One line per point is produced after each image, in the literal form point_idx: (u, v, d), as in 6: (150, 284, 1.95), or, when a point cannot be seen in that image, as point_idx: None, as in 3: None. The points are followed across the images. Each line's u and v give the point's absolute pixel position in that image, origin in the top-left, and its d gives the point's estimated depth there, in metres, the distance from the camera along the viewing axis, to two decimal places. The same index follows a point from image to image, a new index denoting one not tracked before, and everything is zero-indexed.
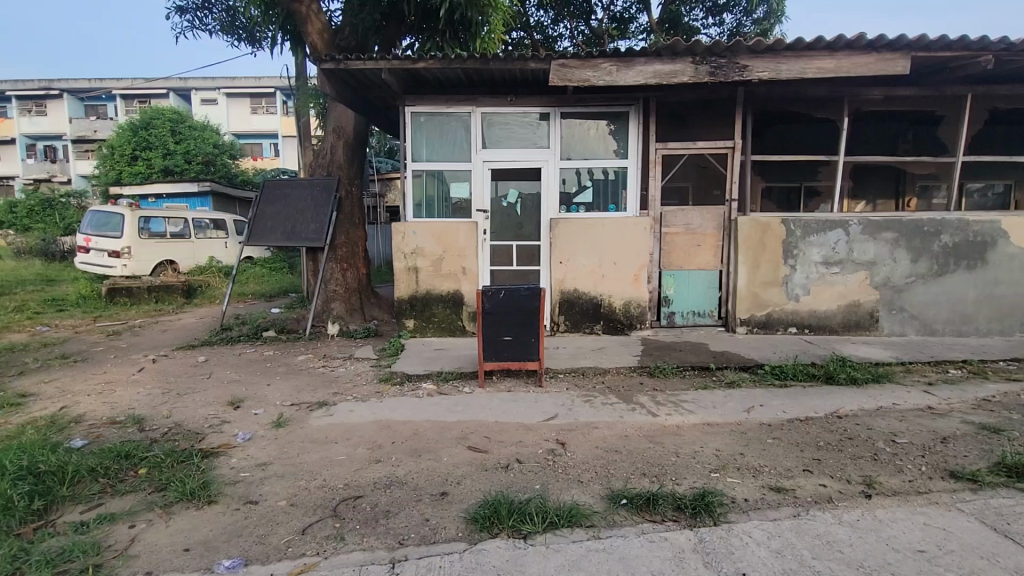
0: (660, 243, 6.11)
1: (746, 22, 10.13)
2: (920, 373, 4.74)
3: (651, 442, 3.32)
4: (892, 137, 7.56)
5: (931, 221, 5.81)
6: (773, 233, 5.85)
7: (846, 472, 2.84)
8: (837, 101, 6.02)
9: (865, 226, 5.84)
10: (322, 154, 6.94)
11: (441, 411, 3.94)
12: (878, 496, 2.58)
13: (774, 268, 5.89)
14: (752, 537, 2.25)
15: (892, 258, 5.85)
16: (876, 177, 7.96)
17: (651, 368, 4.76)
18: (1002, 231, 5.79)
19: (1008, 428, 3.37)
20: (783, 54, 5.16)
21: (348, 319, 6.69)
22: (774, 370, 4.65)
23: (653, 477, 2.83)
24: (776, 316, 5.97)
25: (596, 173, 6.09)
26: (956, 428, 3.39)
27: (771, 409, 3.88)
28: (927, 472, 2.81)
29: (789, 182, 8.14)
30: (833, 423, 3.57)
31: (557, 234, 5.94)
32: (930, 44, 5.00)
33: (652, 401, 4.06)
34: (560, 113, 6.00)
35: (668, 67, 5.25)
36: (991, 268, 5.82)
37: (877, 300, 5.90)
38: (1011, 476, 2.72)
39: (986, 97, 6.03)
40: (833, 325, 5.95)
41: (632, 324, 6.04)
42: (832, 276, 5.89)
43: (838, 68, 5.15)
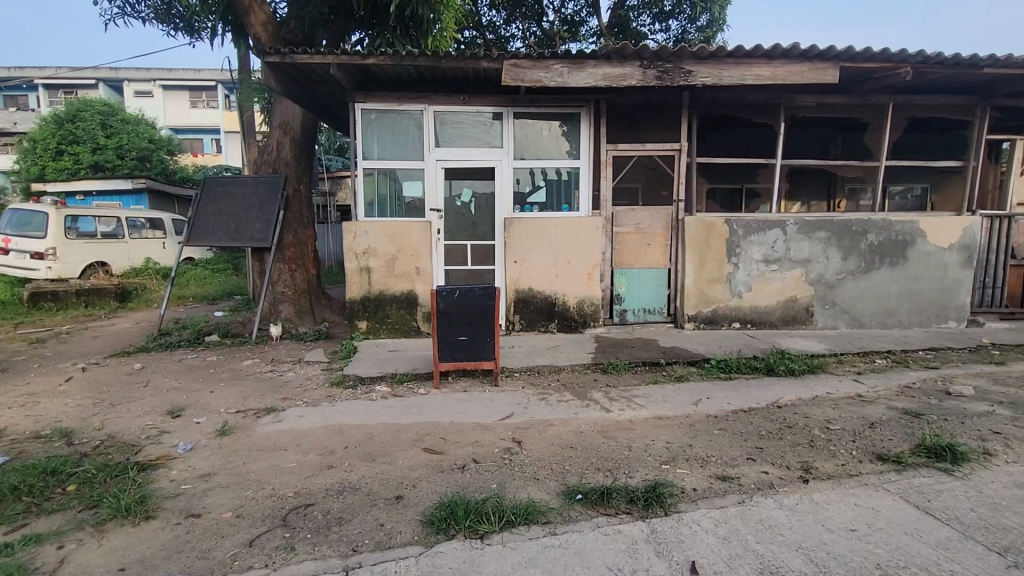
0: (612, 242, 6.25)
1: (690, 29, 10.51)
2: (851, 363, 5.07)
3: (605, 437, 3.40)
4: (824, 142, 8.05)
5: (859, 221, 6.22)
6: (718, 233, 6.11)
7: (786, 459, 3.00)
8: (774, 107, 6.34)
9: (801, 226, 6.18)
10: (268, 151, 6.68)
11: (396, 413, 3.88)
12: (814, 480, 2.74)
13: (719, 265, 6.15)
14: (701, 525, 2.35)
15: (825, 256, 6.22)
16: (810, 179, 8.45)
17: (605, 365, 4.87)
18: (920, 231, 6.28)
19: (927, 413, 3.66)
20: (725, 60, 5.39)
21: (297, 322, 6.48)
22: (720, 364, 4.86)
23: (607, 471, 2.90)
24: (721, 312, 6.23)
25: (549, 173, 6.15)
26: (883, 414, 3.66)
27: (717, 401, 4.05)
28: (857, 456, 3.02)
29: (732, 183, 8.51)
30: (774, 413, 3.76)
31: (512, 233, 5.97)
32: (856, 55, 5.35)
33: (605, 397, 4.15)
34: (512, 112, 6.02)
35: (617, 70, 5.38)
36: (912, 264, 6.30)
37: (812, 296, 6.26)
38: (931, 456, 2.95)
39: (905, 106, 6.51)
40: (773, 320, 6.27)
41: (585, 322, 6.15)
42: (772, 273, 6.21)
43: (775, 75, 5.43)
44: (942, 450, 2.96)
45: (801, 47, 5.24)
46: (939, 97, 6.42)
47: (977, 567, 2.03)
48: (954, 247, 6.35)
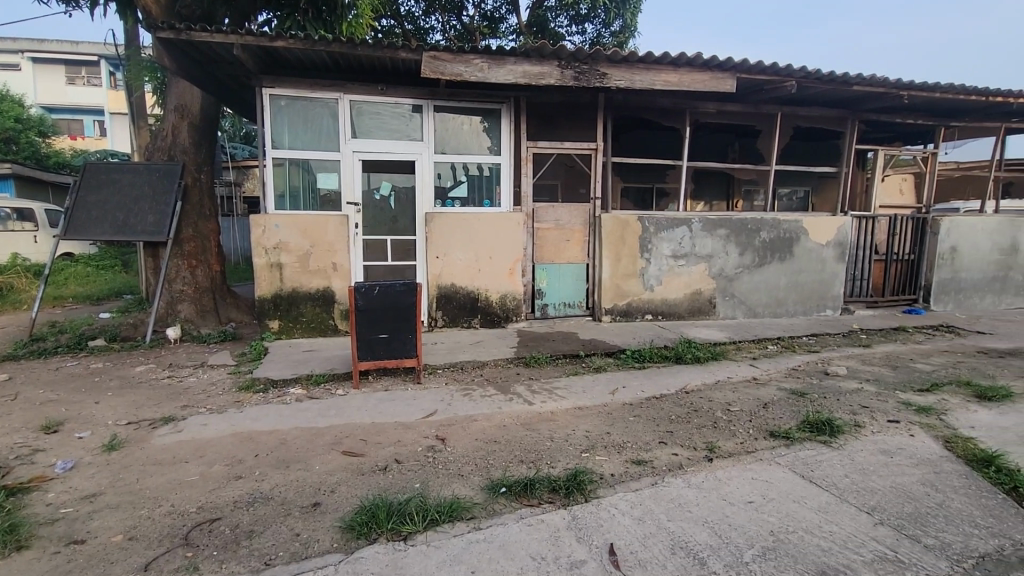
0: (533, 238, 6.37)
1: (604, 33, 10.91)
2: (747, 350, 5.56)
3: (527, 429, 3.47)
4: (723, 146, 8.72)
5: (754, 219, 6.81)
6: (632, 229, 6.42)
7: (693, 441, 3.24)
8: (681, 112, 6.76)
9: (705, 224, 6.66)
10: (161, 136, 6.07)
11: (312, 416, 3.71)
12: (717, 458, 2.99)
13: (633, 261, 6.47)
14: (618, 508, 2.48)
15: (725, 252, 6.76)
16: (712, 181, 9.11)
17: (527, 359, 4.97)
18: (804, 229, 7.00)
19: (810, 392, 4.11)
20: (636, 65, 5.66)
21: (199, 322, 5.97)
22: (634, 354, 5.13)
23: (530, 463, 2.96)
24: (635, 304, 6.57)
25: (471, 169, 6.14)
26: (774, 395, 4.05)
27: (632, 389, 4.27)
28: (754, 434, 3.32)
29: (643, 182, 8.98)
30: (682, 398, 4.04)
31: (433, 229, 5.90)
32: (751, 67, 5.84)
33: (527, 390, 4.24)
34: (432, 106, 5.93)
35: (536, 69, 5.47)
36: (797, 259, 7.02)
37: (715, 289, 6.78)
38: (813, 431, 3.32)
39: (792, 116, 7.21)
40: (681, 311, 6.72)
41: (508, 317, 6.23)
42: (680, 268, 6.64)
43: (681, 82, 5.79)
44: (822, 425, 3.34)
45: (704, 57, 5.63)
46: (818, 110, 7.18)
47: (850, 526, 2.32)
48: (831, 244, 7.15)
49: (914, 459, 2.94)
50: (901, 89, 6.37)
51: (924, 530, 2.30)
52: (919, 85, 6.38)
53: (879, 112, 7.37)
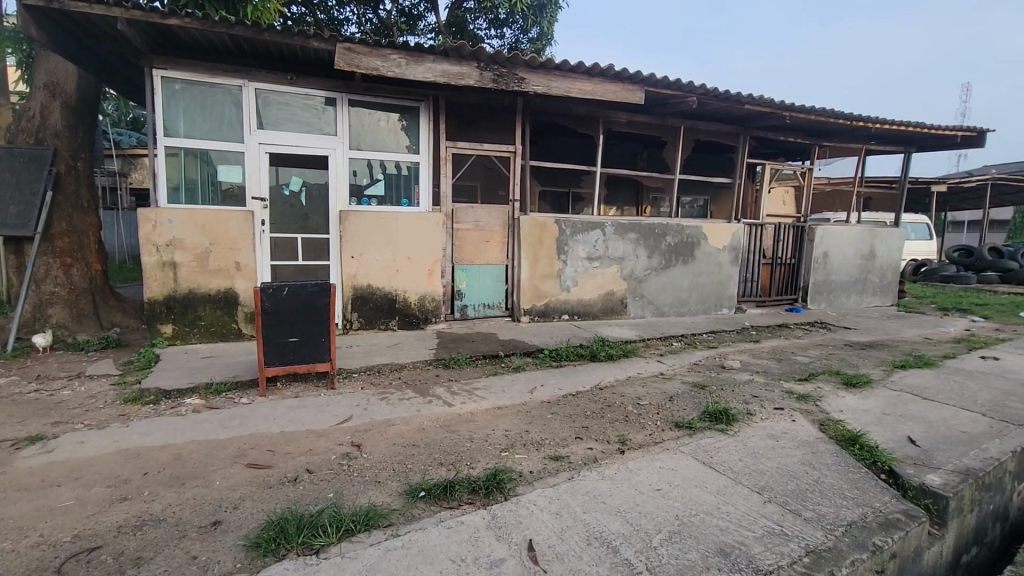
0: (452, 239, 6.34)
1: (522, 40, 11.11)
2: (655, 347, 5.91)
3: (447, 431, 3.44)
4: (633, 155, 9.22)
5: (661, 224, 7.26)
6: (549, 232, 6.59)
7: (607, 435, 3.39)
8: (594, 120, 7.06)
9: (617, 228, 6.99)
10: (26, 116, 5.31)
11: (212, 428, 3.42)
12: (629, 450, 3.16)
13: (550, 262, 6.64)
14: (536, 504, 2.53)
15: (635, 255, 7.15)
16: (624, 187, 9.59)
17: (446, 360, 4.93)
18: (704, 235, 7.58)
19: (709, 384, 4.46)
20: (553, 72, 5.83)
21: (74, 329, 5.27)
22: (551, 353, 5.27)
23: (450, 464, 2.95)
24: (552, 305, 6.75)
25: (388, 166, 5.97)
26: (679, 388, 4.35)
27: (550, 387, 4.39)
28: (661, 426, 3.55)
29: (560, 187, 9.26)
30: (597, 394, 4.22)
31: (349, 227, 5.67)
32: (657, 81, 6.23)
33: (447, 391, 4.21)
34: (347, 99, 5.70)
35: (455, 69, 5.45)
36: (698, 262, 7.58)
37: (626, 289, 7.15)
38: (712, 420, 3.61)
39: (693, 130, 7.78)
40: (595, 311, 7.00)
41: (427, 319, 6.15)
42: (594, 269, 6.92)
43: (595, 91, 6.05)
44: (720, 414, 3.65)
45: (615, 68, 5.92)
46: (716, 125, 7.80)
47: (744, 506, 2.55)
48: (727, 249, 7.80)
49: (795, 442, 3.30)
50: (784, 110, 7.10)
51: (804, 504, 2.58)
52: (798, 107, 7.15)
53: (766, 130, 8.17)
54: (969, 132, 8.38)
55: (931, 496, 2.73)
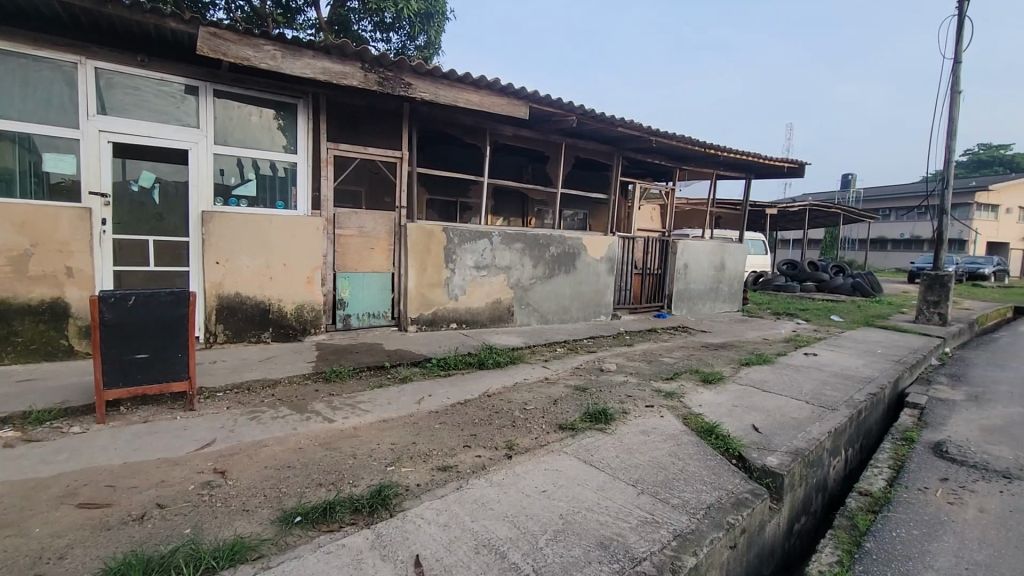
0: (333, 245, 6.03)
1: (409, 47, 10.95)
2: (540, 353, 6.13)
3: (327, 449, 3.24)
4: (518, 167, 9.54)
5: (545, 235, 7.56)
6: (436, 240, 6.54)
7: (494, 441, 3.43)
8: (481, 131, 7.18)
9: (503, 238, 7.14)
10: None
11: (31, 465, 2.86)
12: (516, 455, 3.22)
13: (438, 270, 6.59)
14: (424, 518, 2.48)
15: (521, 264, 7.36)
16: (510, 198, 9.87)
17: (327, 373, 4.65)
18: (584, 246, 8.04)
19: (590, 387, 4.72)
20: (441, 80, 5.83)
21: None
22: (438, 363, 5.22)
23: (330, 484, 2.78)
24: (440, 314, 6.69)
25: (261, 165, 5.52)
26: (562, 392, 4.55)
27: (437, 397, 4.34)
28: (546, 429, 3.67)
29: (447, 195, 9.26)
30: (485, 402, 4.25)
31: (213, 230, 5.12)
32: (540, 99, 6.52)
33: (327, 407, 3.97)
34: (212, 89, 5.18)
35: (337, 67, 5.21)
36: (578, 272, 8.02)
37: (512, 298, 7.32)
38: (592, 421, 3.82)
39: (574, 147, 8.25)
40: (483, 319, 7.07)
41: (305, 330, 5.76)
42: (481, 278, 6.99)
43: (482, 103, 6.16)
44: (599, 414, 3.87)
45: (501, 83, 6.09)
46: (594, 144, 8.36)
47: (621, 499, 2.73)
48: (604, 260, 8.35)
49: (663, 436, 3.61)
50: (651, 134, 7.83)
51: (671, 492, 2.83)
52: (663, 133, 7.93)
53: (637, 152, 8.93)
54: (793, 164, 9.94)
55: (771, 475, 3.15)
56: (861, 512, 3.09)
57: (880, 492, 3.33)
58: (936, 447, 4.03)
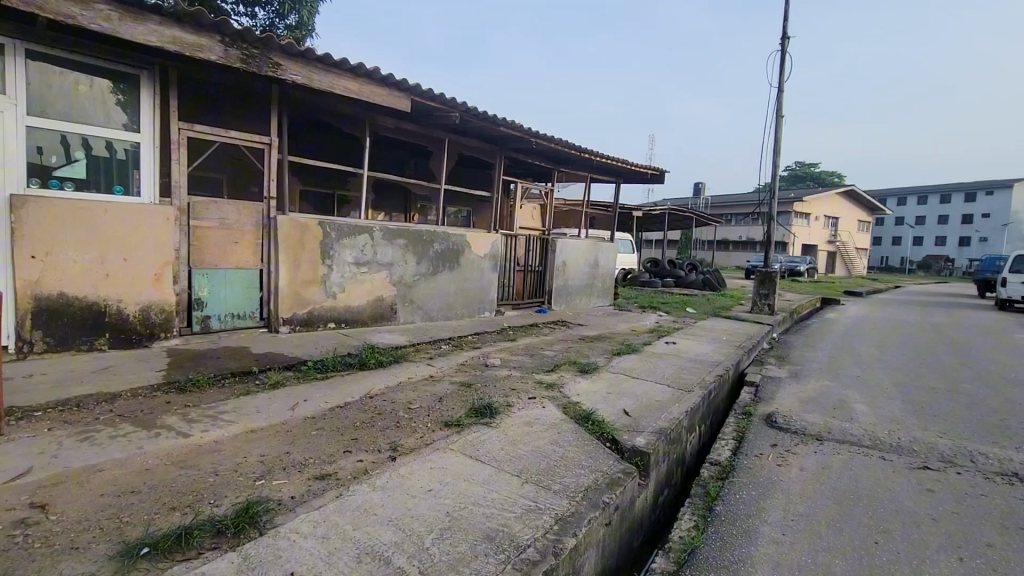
0: (188, 238, 5.36)
1: (278, 25, 10.22)
2: (424, 350, 6.04)
3: (184, 468, 2.88)
4: (400, 162, 9.30)
5: (428, 231, 7.46)
6: (312, 234, 6.13)
7: (377, 443, 3.31)
8: (360, 122, 6.86)
9: (385, 233, 6.91)
10: None
11: None
12: (400, 456, 3.14)
13: (313, 267, 6.17)
14: (300, 532, 2.31)
15: (404, 261, 7.18)
16: (392, 193, 9.58)
17: (181, 383, 4.13)
18: (468, 243, 8.08)
19: (475, 383, 4.75)
20: (315, 64, 5.47)
21: None
22: (315, 365, 4.91)
23: (187, 507, 2.47)
24: (316, 313, 6.28)
25: (92, 144, 4.72)
26: (448, 389, 4.53)
27: (314, 401, 4.07)
28: (431, 427, 3.63)
29: (323, 187, 8.71)
30: (367, 403, 4.08)
31: (26, 217, 4.26)
32: (423, 92, 6.41)
33: (183, 420, 3.52)
34: (23, 49, 4.30)
35: (191, 38, 4.63)
36: (463, 268, 8.05)
37: (395, 295, 7.12)
38: (478, 416, 3.85)
39: (457, 144, 8.24)
40: (364, 318, 6.78)
41: (153, 334, 5.06)
42: (361, 275, 6.69)
43: (360, 91, 5.90)
44: (484, 409, 3.93)
45: (381, 73, 5.88)
46: (477, 142, 8.43)
47: (505, 490, 2.79)
48: (487, 256, 8.45)
49: (545, 426, 3.76)
50: (531, 136, 8.10)
51: (552, 478, 2.97)
52: (541, 135, 8.25)
53: (519, 152, 9.18)
54: (656, 171, 10.95)
55: (639, 455, 3.43)
56: (712, 480, 3.50)
57: (727, 461, 3.80)
58: (767, 418, 4.71)
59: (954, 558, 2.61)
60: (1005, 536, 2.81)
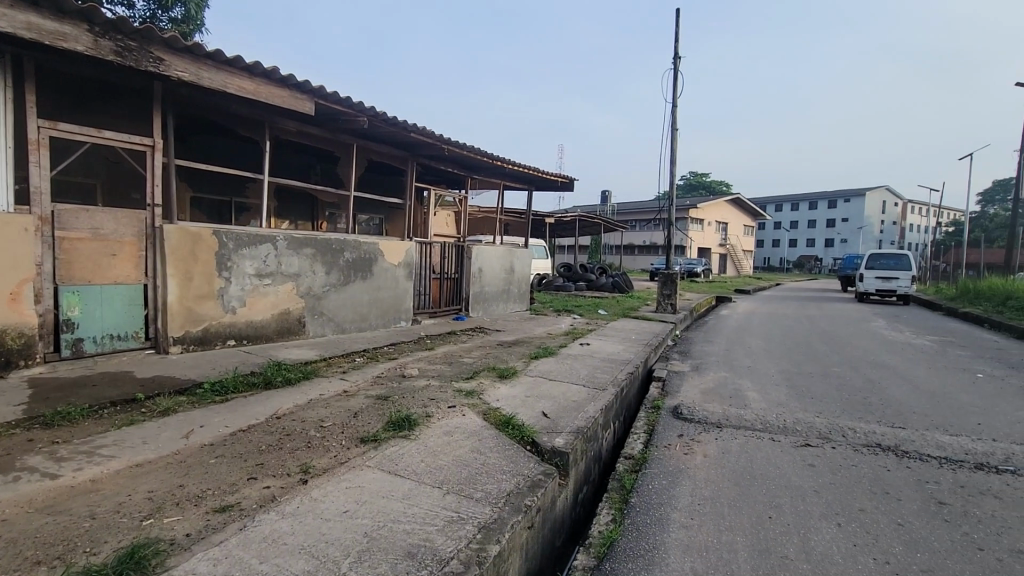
0: (53, 252, 4.72)
1: (160, 17, 9.39)
2: (336, 364, 5.76)
3: (51, 515, 2.50)
4: (304, 167, 8.85)
5: (337, 240, 7.14)
6: (206, 244, 5.64)
7: (285, 467, 3.09)
8: (258, 124, 6.44)
9: (290, 242, 6.52)
10: None
11: None
12: (312, 478, 2.96)
13: (208, 280, 5.67)
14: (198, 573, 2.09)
15: (312, 271, 6.82)
16: (297, 201, 9.07)
17: (47, 418, 3.60)
18: (381, 252, 7.84)
19: (392, 395, 4.61)
20: (204, 60, 5.05)
21: None
22: (212, 387, 4.50)
23: (56, 559, 2.14)
24: (212, 330, 5.77)
25: None
26: (363, 403, 4.35)
27: (212, 427, 3.73)
28: (346, 445, 3.46)
29: (217, 194, 8.05)
30: (273, 425, 3.81)
31: None
32: (327, 95, 6.15)
33: (50, 460, 3.07)
34: None
35: (52, 26, 4.10)
36: (376, 278, 7.79)
37: (302, 307, 6.73)
38: (395, 429, 3.74)
39: (366, 150, 7.99)
40: (268, 333, 6.34)
41: (11, 363, 4.38)
42: (264, 287, 6.26)
43: (257, 92, 5.54)
44: (402, 421, 3.81)
45: (280, 73, 5.56)
46: (387, 148, 8.23)
47: (426, 503, 2.72)
48: (401, 264, 8.26)
49: (465, 434, 3.73)
50: (442, 142, 8.05)
51: (474, 487, 2.94)
52: (453, 142, 8.23)
53: (431, 159, 9.08)
54: (565, 179, 11.34)
55: (559, 455, 3.51)
56: (627, 473, 3.66)
57: (640, 453, 4.00)
58: (674, 411, 5.02)
59: (834, 524, 2.93)
60: (873, 500, 3.20)
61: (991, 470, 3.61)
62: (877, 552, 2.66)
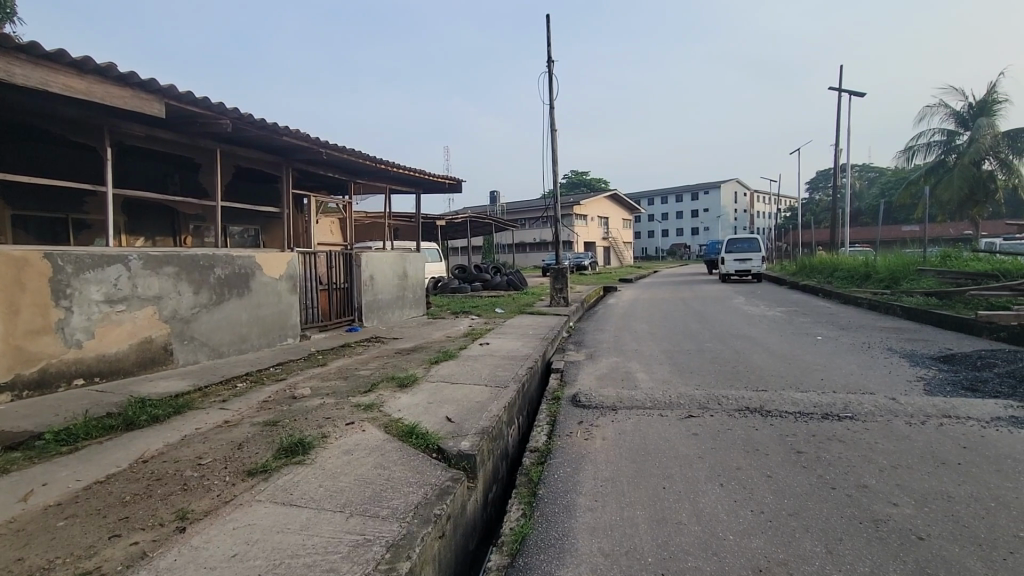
0: None
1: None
2: (215, 393, 5.19)
3: None
4: (158, 177, 7.89)
5: (205, 255, 6.45)
6: (36, 270, 4.80)
7: (157, 517, 2.72)
8: (96, 129, 5.60)
9: (146, 261, 5.77)
10: None
11: None
12: (191, 524, 2.63)
13: (41, 312, 4.84)
14: None
15: (176, 292, 6.09)
16: (153, 214, 8.05)
17: None
18: (258, 265, 7.21)
19: (282, 419, 4.26)
20: (14, 53, 4.26)
21: None
22: (57, 437, 3.83)
23: None
24: (52, 370, 4.91)
25: None
26: (249, 432, 3.97)
27: (58, 484, 3.17)
28: (230, 481, 3.13)
29: (48, 211, 6.89)
30: (139, 470, 3.34)
31: None
32: (180, 95, 5.54)
33: None
34: None
35: None
36: (254, 294, 7.16)
37: (167, 334, 5.98)
38: (287, 455, 3.46)
39: (232, 155, 7.30)
40: (127, 367, 5.54)
41: None
42: (117, 314, 5.47)
43: (90, 91, 4.82)
44: (295, 447, 3.54)
45: (118, 70, 4.88)
46: (256, 153, 7.59)
47: (329, 531, 2.55)
48: (283, 277, 7.67)
49: (366, 451, 3.56)
50: (320, 146, 7.64)
51: (379, 505, 2.82)
52: (332, 145, 7.83)
53: (308, 165, 8.54)
54: (452, 180, 11.32)
55: (465, 458, 3.49)
56: (534, 466, 3.75)
57: (544, 445, 4.11)
58: (573, 399, 5.22)
59: (717, 485, 3.25)
60: (746, 458, 3.60)
61: (835, 418, 4.23)
62: (754, 504, 2.99)
